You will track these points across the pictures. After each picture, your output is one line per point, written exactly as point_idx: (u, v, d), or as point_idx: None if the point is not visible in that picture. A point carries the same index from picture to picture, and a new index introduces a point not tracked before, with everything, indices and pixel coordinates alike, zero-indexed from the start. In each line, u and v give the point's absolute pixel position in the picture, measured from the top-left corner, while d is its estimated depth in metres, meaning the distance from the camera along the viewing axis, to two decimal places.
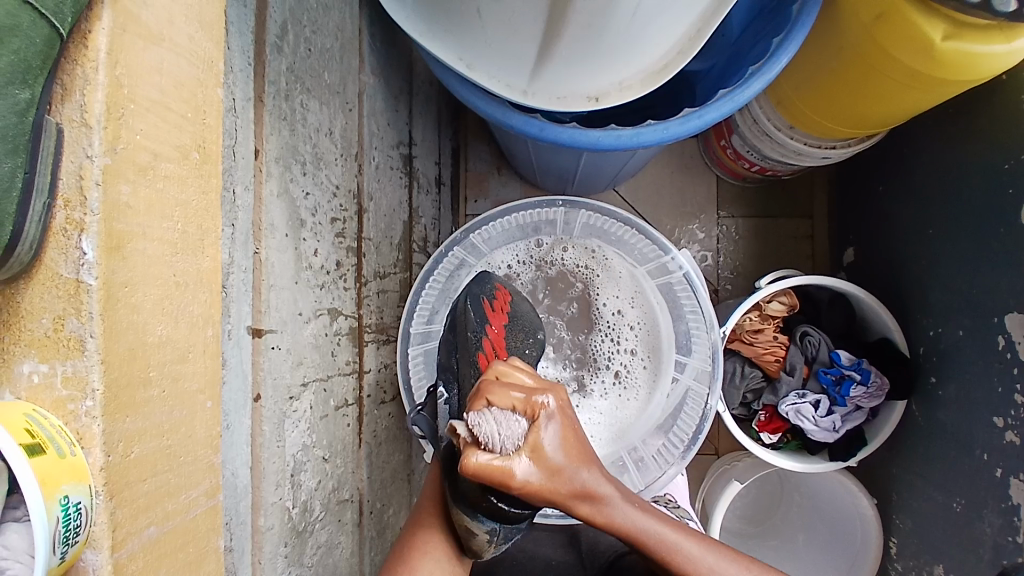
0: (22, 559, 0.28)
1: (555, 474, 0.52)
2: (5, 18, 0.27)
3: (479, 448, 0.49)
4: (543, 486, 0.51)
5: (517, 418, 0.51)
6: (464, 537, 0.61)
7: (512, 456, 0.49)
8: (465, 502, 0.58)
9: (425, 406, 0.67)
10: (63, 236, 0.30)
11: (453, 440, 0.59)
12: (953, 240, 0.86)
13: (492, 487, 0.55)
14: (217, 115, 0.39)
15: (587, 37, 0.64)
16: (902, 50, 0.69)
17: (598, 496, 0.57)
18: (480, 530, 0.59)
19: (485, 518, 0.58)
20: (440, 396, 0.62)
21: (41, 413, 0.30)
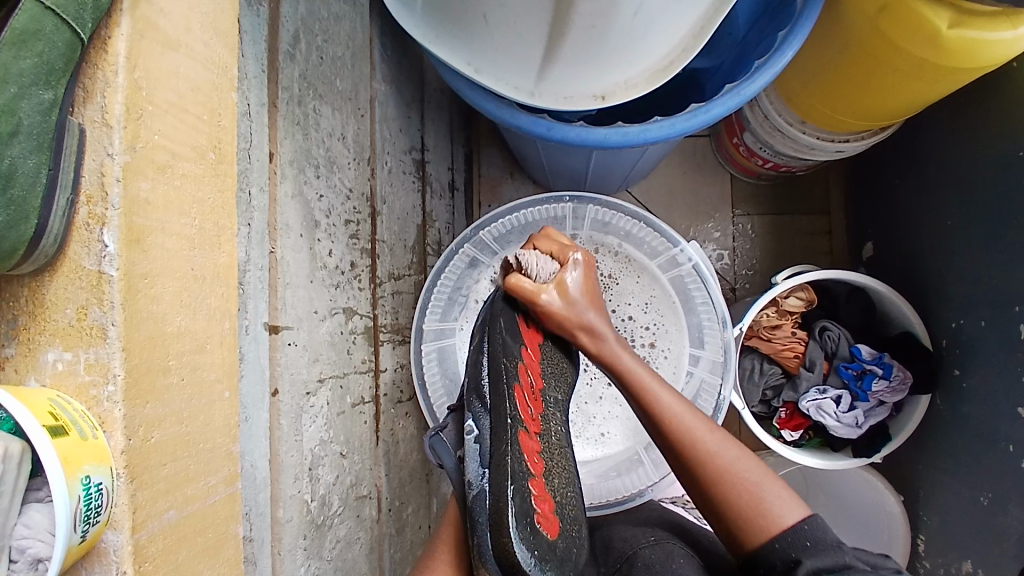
0: (43, 537, 0.30)
1: (570, 301, 0.61)
2: (29, 23, 0.29)
3: (523, 274, 0.61)
4: (559, 309, 0.60)
5: (552, 261, 0.64)
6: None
7: (543, 283, 0.61)
8: (490, 564, 0.42)
9: (448, 428, 0.58)
10: (86, 230, 0.32)
11: (479, 484, 0.46)
12: (972, 229, 0.84)
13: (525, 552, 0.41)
14: (231, 117, 0.41)
15: (591, 37, 0.65)
16: (909, 40, 0.68)
17: (600, 334, 0.63)
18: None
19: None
20: (465, 425, 0.50)
21: (65, 398, 0.32)
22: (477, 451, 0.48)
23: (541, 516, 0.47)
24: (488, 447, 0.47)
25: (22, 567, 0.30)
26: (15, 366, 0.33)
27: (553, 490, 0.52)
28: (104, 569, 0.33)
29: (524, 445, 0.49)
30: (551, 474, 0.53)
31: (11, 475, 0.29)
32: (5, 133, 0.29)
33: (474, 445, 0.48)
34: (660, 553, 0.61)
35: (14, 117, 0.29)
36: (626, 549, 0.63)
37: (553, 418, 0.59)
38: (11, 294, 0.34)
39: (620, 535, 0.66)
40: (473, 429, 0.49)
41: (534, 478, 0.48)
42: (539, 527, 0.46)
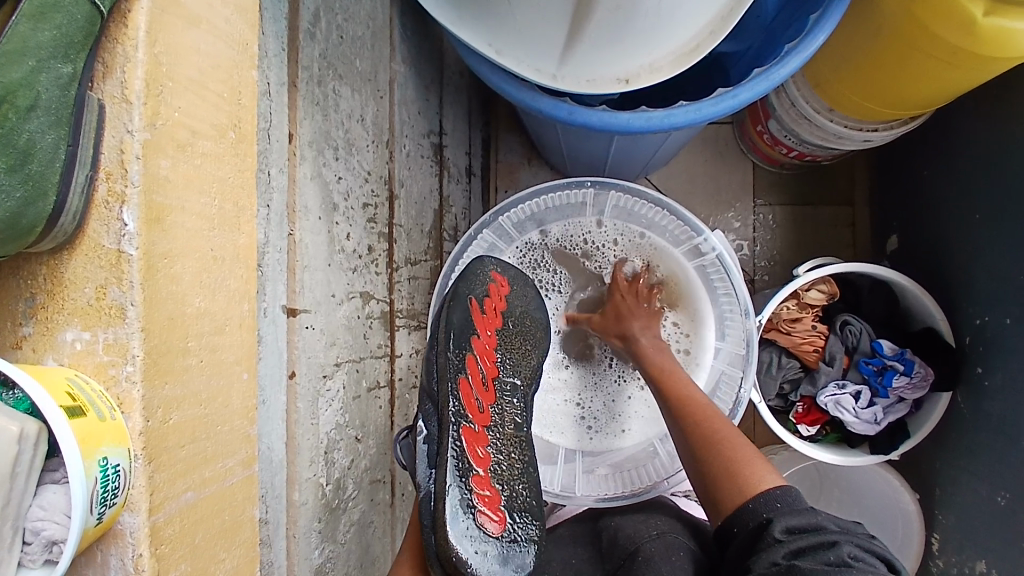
0: (58, 519, 0.30)
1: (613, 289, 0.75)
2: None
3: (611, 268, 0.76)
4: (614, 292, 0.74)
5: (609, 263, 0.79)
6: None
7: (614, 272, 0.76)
8: (435, 557, 0.55)
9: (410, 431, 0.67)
10: (105, 208, 0.31)
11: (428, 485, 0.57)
12: (1000, 224, 0.81)
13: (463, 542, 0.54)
14: (251, 96, 0.40)
15: (616, 17, 0.63)
16: (943, 27, 0.66)
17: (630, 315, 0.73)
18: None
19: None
20: (417, 427, 0.60)
21: (83, 377, 0.32)
22: (426, 450, 0.59)
23: (483, 509, 0.57)
24: (433, 447, 0.58)
25: (37, 549, 0.30)
26: (33, 345, 0.33)
27: (501, 483, 0.59)
28: (120, 551, 0.32)
29: (467, 441, 0.58)
30: (499, 464, 0.60)
31: (28, 456, 0.29)
32: (23, 107, 0.28)
33: (423, 445, 0.59)
34: (662, 546, 0.61)
35: (32, 91, 0.28)
36: (631, 546, 0.62)
37: (509, 407, 0.63)
38: (29, 272, 0.33)
39: (624, 531, 0.65)
40: (423, 431, 0.59)
41: (475, 473, 0.58)
42: (483, 522, 0.56)
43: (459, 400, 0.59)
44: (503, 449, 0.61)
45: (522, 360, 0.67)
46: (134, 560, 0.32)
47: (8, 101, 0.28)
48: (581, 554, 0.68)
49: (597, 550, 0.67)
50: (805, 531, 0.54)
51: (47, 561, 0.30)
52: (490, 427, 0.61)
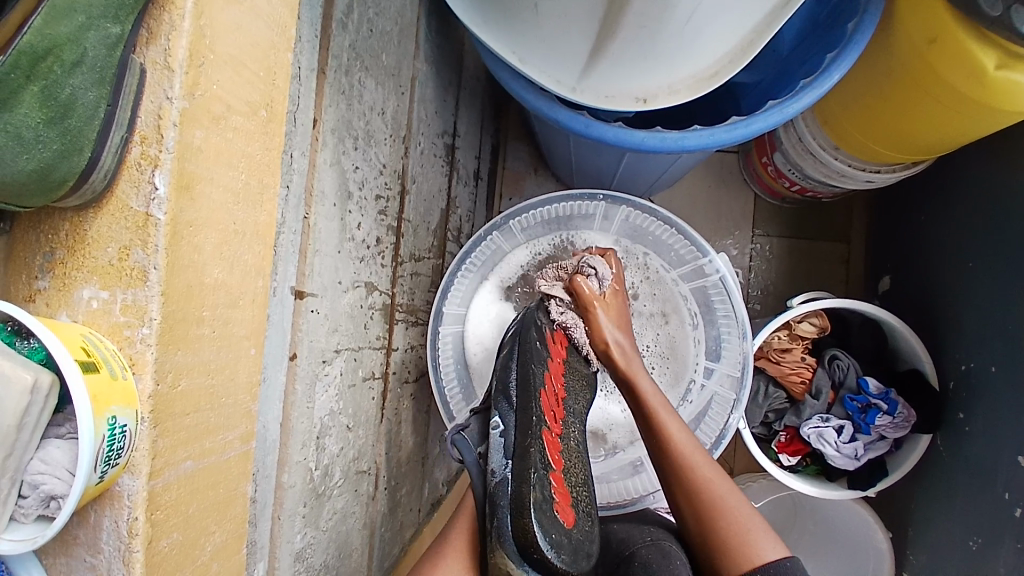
0: (60, 474, 0.30)
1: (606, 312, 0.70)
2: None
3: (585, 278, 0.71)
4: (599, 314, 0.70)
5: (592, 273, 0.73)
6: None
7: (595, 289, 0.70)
8: (511, 544, 0.50)
9: (470, 427, 0.65)
10: (137, 170, 0.32)
11: (503, 472, 0.55)
12: (994, 274, 0.83)
13: (542, 533, 0.49)
14: (285, 78, 0.41)
15: (640, 38, 0.64)
16: (953, 73, 0.67)
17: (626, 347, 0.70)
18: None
19: (532, 570, 0.50)
20: (492, 420, 0.59)
21: (96, 336, 0.32)
22: (501, 443, 0.57)
23: (558, 503, 0.55)
24: (511, 440, 0.57)
25: (33, 503, 0.30)
26: (47, 300, 0.33)
27: (573, 489, 0.59)
28: (114, 513, 0.32)
29: (548, 445, 0.57)
30: (569, 473, 0.60)
31: (38, 409, 0.29)
32: (69, 62, 0.28)
33: (498, 439, 0.57)
34: (658, 553, 0.62)
35: (79, 47, 0.29)
36: (625, 549, 0.64)
37: (575, 427, 0.65)
38: (51, 227, 0.34)
39: (617, 534, 0.68)
40: (499, 425, 0.58)
41: (552, 470, 0.57)
42: (556, 515, 0.54)
43: (540, 406, 0.59)
44: (571, 460, 0.62)
45: (580, 388, 0.69)
46: (129, 523, 0.32)
47: (55, 54, 0.28)
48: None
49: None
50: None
51: (40, 516, 0.31)
52: (562, 436, 0.61)
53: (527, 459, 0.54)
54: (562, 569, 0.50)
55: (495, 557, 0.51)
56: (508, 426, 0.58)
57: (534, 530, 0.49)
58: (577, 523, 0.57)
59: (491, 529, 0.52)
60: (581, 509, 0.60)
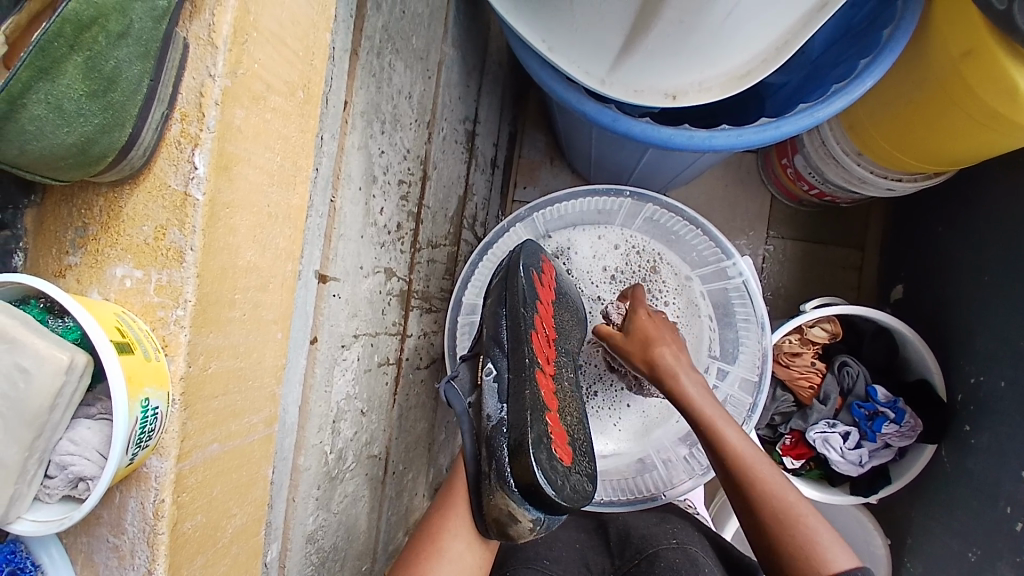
0: (89, 456, 0.30)
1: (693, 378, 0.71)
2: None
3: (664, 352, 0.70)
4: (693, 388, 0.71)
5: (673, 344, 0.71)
6: (499, 529, 0.60)
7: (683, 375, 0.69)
8: (512, 485, 0.57)
9: (460, 375, 0.67)
10: (176, 148, 0.32)
11: (499, 417, 0.59)
12: (1010, 289, 0.83)
13: (544, 476, 0.55)
14: (323, 58, 0.40)
15: (675, 34, 0.63)
16: (986, 88, 0.67)
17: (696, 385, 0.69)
18: (523, 517, 0.58)
19: (533, 506, 0.58)
20: (485, 366, 0.62)
21: (130, 315, 0.31)
22: (495, 388, 0.60)
23: (557, 443, 0.59)
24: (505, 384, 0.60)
25: (59, 483, 0.30)
26: (78, 276, 0.33)
27: (569, 427, 0.63)
28: (141, 494, 0.32)
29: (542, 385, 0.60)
30: (565, 413, 0.63)
31: (70, 389, 0.29)
32: (115, 33, 0.28)
33: (492, 383, 0.61)
34: (684, 558, 0.62)
35: (126, 17, 0.28)
36: (647, 548, 0.65)
37: (566, 371, 0.67)
38: (84, 202, 0.33)
39: (638, 530, 0.68)
40: (491, 371, 0.61)
41: (550, 413, 0.60)
42: (555, 454, 0.58)
43: (532, 349, 0.60)
44: (565, 399, 0.65)
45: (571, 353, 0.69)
46: (156, 504, 0.32)
47: (100, 25, 0.27)
48: (584, 541, 0.70)
49: (605, 542, 0.70)
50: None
51: (65, 498, 0.30)
52: (555, 376, 0.64)
53: (523, 403, 0.57)
54: (564, 505, 0.57)
55: (498, 499, 0.58)
56: (499, 370, 0.60)
57: (534, 469, 0.55)
58: (576, 462, 0.62)
59: (490, 473, 0.58)
60: (579, 447, 0.64)
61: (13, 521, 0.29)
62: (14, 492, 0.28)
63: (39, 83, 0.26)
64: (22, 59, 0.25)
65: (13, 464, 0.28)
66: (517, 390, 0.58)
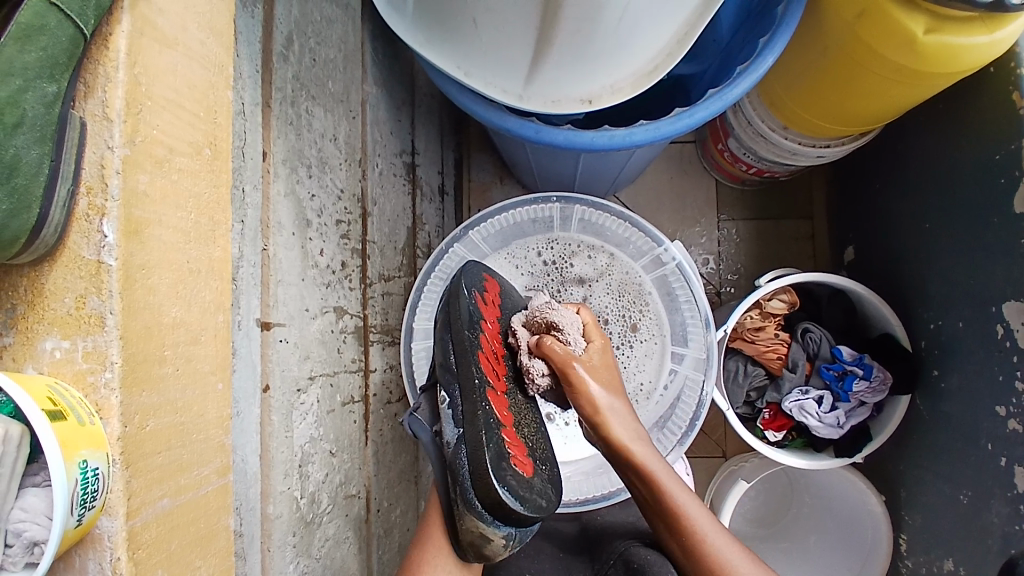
0: (40, 520, 0.31)
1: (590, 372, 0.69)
2: (35, 18, 0.30)
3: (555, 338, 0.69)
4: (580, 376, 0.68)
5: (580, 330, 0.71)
6: (475, 549, 0.62)
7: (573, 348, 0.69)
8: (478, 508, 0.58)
9: (421, 407, 0.67)
10: (86, 221, 0.33)
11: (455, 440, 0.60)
12: (950, 232, 0.87)
13: (505, 489, 0.57)
14: (226, 115, 0.42)
15: (578, 42, 0.66)
16: (886, 44, 0.70)
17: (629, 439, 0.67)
18: (495, 535, 0.61)
19: (502, 524, 0.60)
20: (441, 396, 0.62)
21: (62, 384, 0.32)
22: (451, 414, 0.61)
23: (515, 456, 0.61)
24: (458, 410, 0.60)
25: (17, 551, 0.30)
26: (12, 355, 0.34)
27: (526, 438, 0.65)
28: (97, 556, 0.33)
29: (494, 402, 0.62)
30: (519, 426, 0.66)
31: (11, 458, 0.30)
32: (10, 124, 0.30)
33: (448, 410, 0.61)
34: (655, 554, 0.70)
35: (18, 108, 0.30)
36: (623, 549, 0.72)
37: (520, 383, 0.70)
38: (10, 284, 0.34)
39: (615, 532, 0.76)
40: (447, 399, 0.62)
41: (505, 427, 0.62)
42: (516, 468, 0.60)
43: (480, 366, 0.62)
44: (520, 413, 0.68)
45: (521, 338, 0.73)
46: (111, 563, 0.33)
47: None
48: (569, 552, 0.76)
49: (588, 549, 0.75)
50: None
51: (28, 563, 0.31)
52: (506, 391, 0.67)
53: (476, 422, 0.58)
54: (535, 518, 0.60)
55: (468, 523, 0.60)
56: (454, 397, 0.61)
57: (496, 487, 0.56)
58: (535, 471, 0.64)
59: (456, 498, 0.59)
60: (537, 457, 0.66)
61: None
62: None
63: None
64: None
65: None
66: (470, 417, 0.59)
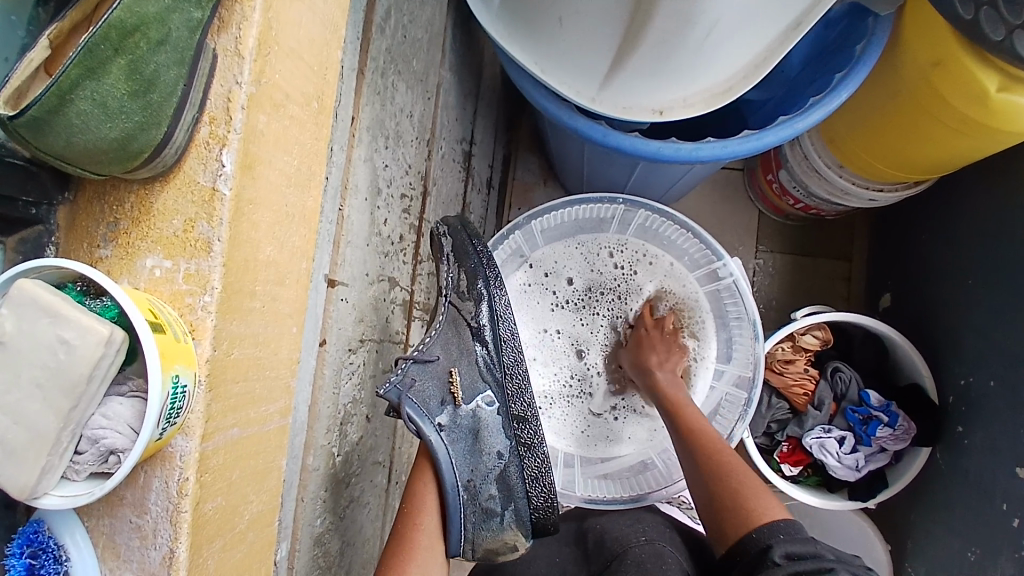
0: (121, 429, 0.30)
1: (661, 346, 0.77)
2: None
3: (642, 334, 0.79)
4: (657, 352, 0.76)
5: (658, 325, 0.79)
6: (486, 554, 0.64)
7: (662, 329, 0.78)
8: (526, 522, 0.64)
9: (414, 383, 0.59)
10: (205, 149, 0.34)
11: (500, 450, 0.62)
12: (989, 290, 0.86)
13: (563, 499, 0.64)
14: (334, 73, 0.44)
15: (661, 51, 0.67)
16: (955, 93, 0.70)
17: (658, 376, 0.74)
18: (523, 546, 0.65)
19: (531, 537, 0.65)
20: (483, 396, 0.63)
21: (160, 301, 0.33)
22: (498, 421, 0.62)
23: None
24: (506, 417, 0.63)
25: (89, 458, 0.30)
26: (108, 268, 0.34)
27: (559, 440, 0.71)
28: (166, 473, 0.34)
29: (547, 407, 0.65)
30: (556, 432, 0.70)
31: (107, 363, 0.29)
32: (154, 40, 0.30)
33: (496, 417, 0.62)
34: (651, 553, 0.62)
35: (165, 26, 0.30)
36: (619, 549, 0.64)
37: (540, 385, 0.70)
38: (115, 198, 0.35)
39: (611, 533, 0.67)
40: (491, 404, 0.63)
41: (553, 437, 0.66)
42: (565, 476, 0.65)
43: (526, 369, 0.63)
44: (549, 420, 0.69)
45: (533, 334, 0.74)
46: (180, 483, 0.34)
47: (142, 31, 0.29)
48: (566, 554, 0.68)
49: (584, 550, 0.68)
50: (803, 558, 0.55)
51: (90, 475, 0.31)
52: None
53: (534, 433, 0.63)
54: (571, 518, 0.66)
55: (506, 534, 0.63)
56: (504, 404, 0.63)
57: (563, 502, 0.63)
58: None
59: (492, 504, 0.62)
60: None
61: (41, 495, 0.30)
62: (45, 465, 0.29)
63: (84, 81, 0.28)
64: (72, 58, 0.27)
65: (50, 433, 0.28)
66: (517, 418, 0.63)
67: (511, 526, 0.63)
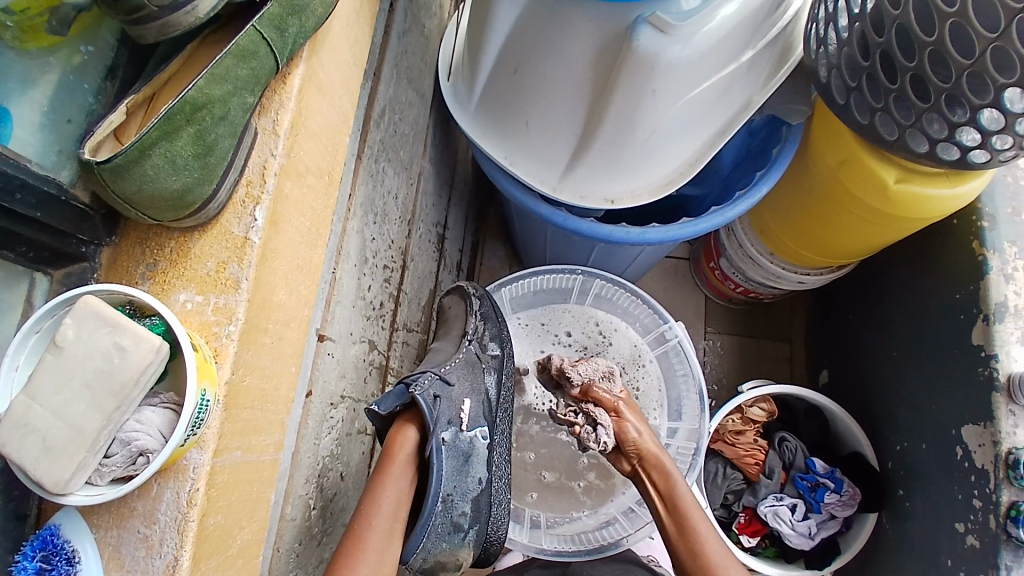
0: (152, 433, 0.35)
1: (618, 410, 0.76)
2: (250, 46, 0.39)
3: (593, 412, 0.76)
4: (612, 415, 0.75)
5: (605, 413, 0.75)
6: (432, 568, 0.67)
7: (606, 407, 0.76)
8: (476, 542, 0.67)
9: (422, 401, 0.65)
10: (242, 206, 0.41)
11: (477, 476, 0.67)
12: (912, 359, 0.97)
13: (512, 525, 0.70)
14: (343, 154, 0.52)
15: (612, 149, 0.80)
16: (862, 187, 0.84)
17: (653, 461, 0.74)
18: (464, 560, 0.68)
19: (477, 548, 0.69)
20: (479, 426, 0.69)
21: (189, 329, 0.39)
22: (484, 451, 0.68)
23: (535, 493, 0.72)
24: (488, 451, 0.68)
25: (119, 460, 0.34)
26: None
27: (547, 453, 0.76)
28: (178, 485, 0.37)
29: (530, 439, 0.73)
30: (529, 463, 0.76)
31: (150, 372, 0.34)
32: (217, 116, 0.38)
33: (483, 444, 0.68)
34: None
35: (225, 106, 0.38)
36: None
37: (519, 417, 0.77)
38: (157, 243, 0.41)
39: None
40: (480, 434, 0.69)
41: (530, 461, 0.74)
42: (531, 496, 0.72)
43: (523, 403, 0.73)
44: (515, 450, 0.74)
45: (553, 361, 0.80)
46: (189, 494, 0.37)
47: (208, 108, 0.37)
48: None
49: None
50: None
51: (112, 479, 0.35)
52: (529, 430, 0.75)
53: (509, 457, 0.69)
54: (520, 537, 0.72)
55: (460, 552, 0.66)
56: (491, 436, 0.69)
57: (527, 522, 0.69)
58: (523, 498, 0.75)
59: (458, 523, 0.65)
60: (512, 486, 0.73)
61: (69, 493, 0.33)
62: (81, 461, 0.32)
63: (160, 142, 0.36)
64: (153, 123, 0.35)
65: (91, 430, 0.32)
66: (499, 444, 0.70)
67: (466, 546, 0.67)
